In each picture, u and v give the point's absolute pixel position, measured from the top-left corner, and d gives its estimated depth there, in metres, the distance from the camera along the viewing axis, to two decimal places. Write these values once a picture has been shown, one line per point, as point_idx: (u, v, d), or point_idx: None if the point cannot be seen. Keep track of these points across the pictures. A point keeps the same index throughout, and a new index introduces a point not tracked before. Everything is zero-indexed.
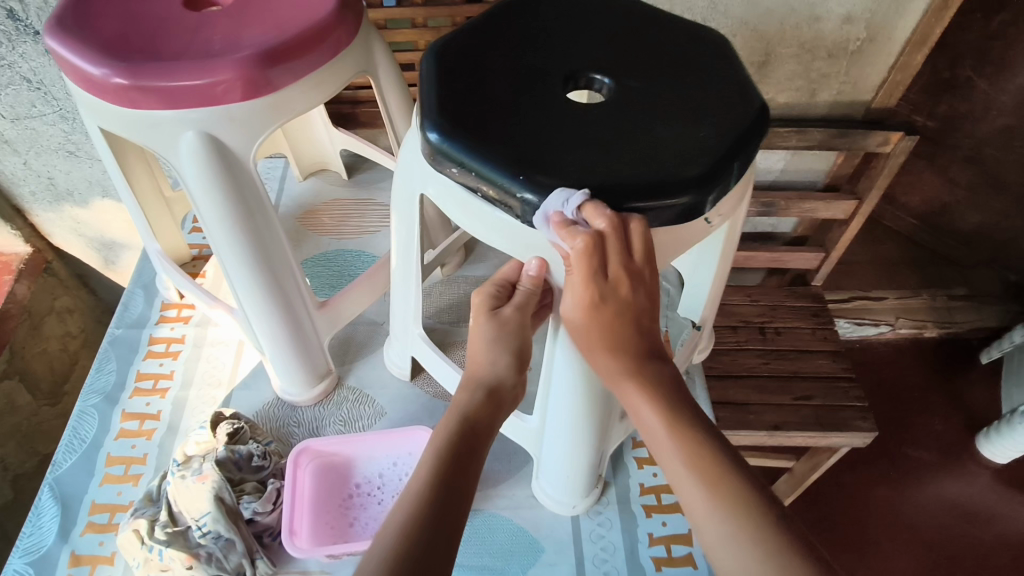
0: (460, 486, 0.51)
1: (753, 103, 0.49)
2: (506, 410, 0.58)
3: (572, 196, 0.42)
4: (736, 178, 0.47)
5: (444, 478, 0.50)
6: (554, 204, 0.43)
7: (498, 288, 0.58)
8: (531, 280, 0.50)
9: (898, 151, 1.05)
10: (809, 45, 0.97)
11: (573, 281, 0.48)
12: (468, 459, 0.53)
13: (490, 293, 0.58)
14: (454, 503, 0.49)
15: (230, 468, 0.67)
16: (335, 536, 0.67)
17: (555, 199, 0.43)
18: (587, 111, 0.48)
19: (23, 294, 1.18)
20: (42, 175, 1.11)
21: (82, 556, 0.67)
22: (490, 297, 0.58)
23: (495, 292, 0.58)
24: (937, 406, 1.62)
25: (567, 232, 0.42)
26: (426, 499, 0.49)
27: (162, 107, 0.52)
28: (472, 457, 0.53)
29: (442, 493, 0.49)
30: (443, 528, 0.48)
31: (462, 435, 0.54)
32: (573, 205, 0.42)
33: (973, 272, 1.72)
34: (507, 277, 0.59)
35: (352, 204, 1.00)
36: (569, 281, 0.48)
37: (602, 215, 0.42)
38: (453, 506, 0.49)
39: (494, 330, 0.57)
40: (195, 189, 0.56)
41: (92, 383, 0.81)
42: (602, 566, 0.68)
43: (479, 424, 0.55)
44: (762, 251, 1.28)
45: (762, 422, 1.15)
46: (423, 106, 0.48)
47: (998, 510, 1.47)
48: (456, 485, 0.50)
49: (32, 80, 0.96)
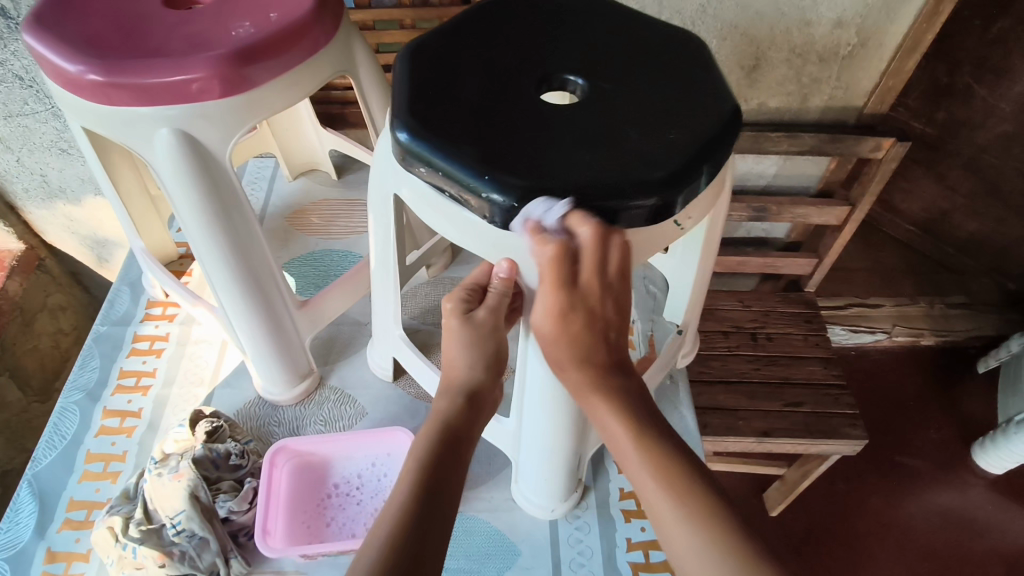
0: (442, 496, 0.50)
1: (726, 105, 0.49)
2: (485, 415, 0.58)
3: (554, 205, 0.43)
4: (706, 181, 0.47)
5: (426, 488, 0.50)
6: (537, 211, 0.43)
7: (470, 291, 0.57)
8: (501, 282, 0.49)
9: (890, 156, 1.03)
10: (800, 49, 0.97)
11: (542, 290, 0.47)
12: (450, 468, 0.52)
13: (461, 297, 0.57)
14: (436, 513, 0.49)
15: (207, 467, 0.67)
16: (311, 536, 0.67)
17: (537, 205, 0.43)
18: (559, 112, 0.48)
19: (15, 291, 1.18)
20: (34, 172, 1.12)
21: (58, 553, 0.67)
22: (461, 301, 0.57)
23: (465, 295, 0.57)
24: (933, 414, 1.61)
25: (542, 238, 0.43)
26: (408, 510, 0.48)
27: (136, 103, 0.52)
28: (453, 465, 0.53)
29: (424, 502, 0.49)
30: (427, 539, 0.47)
31: (443, 443, 0.53)
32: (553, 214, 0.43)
33: (972, 281, 1.72)
34: (478, 280, 0.58)
35: (341, 204, 1.00)
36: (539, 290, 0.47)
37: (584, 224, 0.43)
38: (435, 515, 0.49)
39: (468, 336, 0.56)
40: (171, 187, 0.56)
41: (74, 380, 0.81)
42: (579, 570, 0.67)
43: (459, 431, 0.54)
44: (755, 257, 1.28)
45: (751, 428, 1.15)
46: (394, 106, 0.48)
47: (992, 521, 1.46)
48: (439, 495, 0.50)
49: (24, 77, 0.96)
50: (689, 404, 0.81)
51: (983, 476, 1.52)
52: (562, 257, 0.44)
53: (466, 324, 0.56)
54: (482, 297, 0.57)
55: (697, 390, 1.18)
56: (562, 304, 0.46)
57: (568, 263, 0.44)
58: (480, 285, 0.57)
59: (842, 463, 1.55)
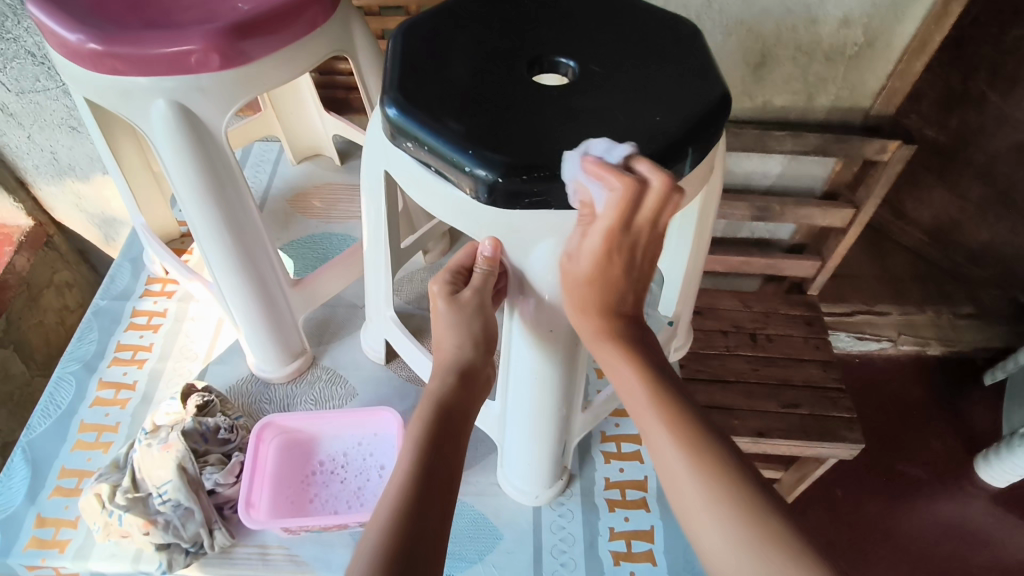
0: (439, 476, 0.49)
1: (714, 90, 0.49)
2: (478, 396, 0.57)
3: (616, 146, 0.44)
4: (691, 165, 0.47)
5: (423, 468, 0.49)
6: (597, 147, 0.43)
7: (454, 275, 0.57)
8: (486, 262, 0.50)
9: (895, 159, 1.02)
10: (807, 47, 0.96)
11: (596, 228, 0.46)
12: (447, 450, 0.51)
13: (445, 281, 0.57)
14: (434, 496, 0.48)
15: (195, 439, 0.67)
16: (294, 510, 0.68)
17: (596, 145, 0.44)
18: (546, 92, 0.48)
19: (22, 266, 1.20)
20: (45, 150, 1.13)
21: (48, 518, 0.68)
22: (446, 285, 0.57)
23: (449, 280, 0.57)
24: (937, 424, 1.58)
25: (611, 172, 0.43)
26: (407, 493, 0.47)
27: (135, 74, 0.53)
28: (449, 446, 0.52)
29: (422, 484, 0.48)
30: (428, 522, 0.46)
31: (438, 424, 0.53)
32: (616, 153, 0.43)
33: (981, 290, 1.68)
34: (462, 264, 0.58)
35: (343, 188, 1.01)
36: (592, 227, 0.46)
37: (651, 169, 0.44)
38: (435, 499, 0.48)
39: (454, 315, 0.56)
40: (167, 159, 0.57)
41: (72, 352, 0.83)
42: (560, 557, 0.67)
43: (451, 410, 0.54)
44: (758, 257, 1.27)
45: (746, 429, 1.14)
46: (385, 83, 0.49)
47: (993, 534, 1.43)
48: (436, 477, 0.49)
49: (36, 54, 0.98)
50: None
51: (985, 489, 1.49)
52: (634, 195, 0.44)
53: (455, 307, 0.56)
54: (468, 279, 0.58)
55: (694, 388, 1.18)
56: (605, 245, 0.46)
57: (632, 205, 0.45)
58: (466, 269, 0.58)
59: (842, 469, 1.53)
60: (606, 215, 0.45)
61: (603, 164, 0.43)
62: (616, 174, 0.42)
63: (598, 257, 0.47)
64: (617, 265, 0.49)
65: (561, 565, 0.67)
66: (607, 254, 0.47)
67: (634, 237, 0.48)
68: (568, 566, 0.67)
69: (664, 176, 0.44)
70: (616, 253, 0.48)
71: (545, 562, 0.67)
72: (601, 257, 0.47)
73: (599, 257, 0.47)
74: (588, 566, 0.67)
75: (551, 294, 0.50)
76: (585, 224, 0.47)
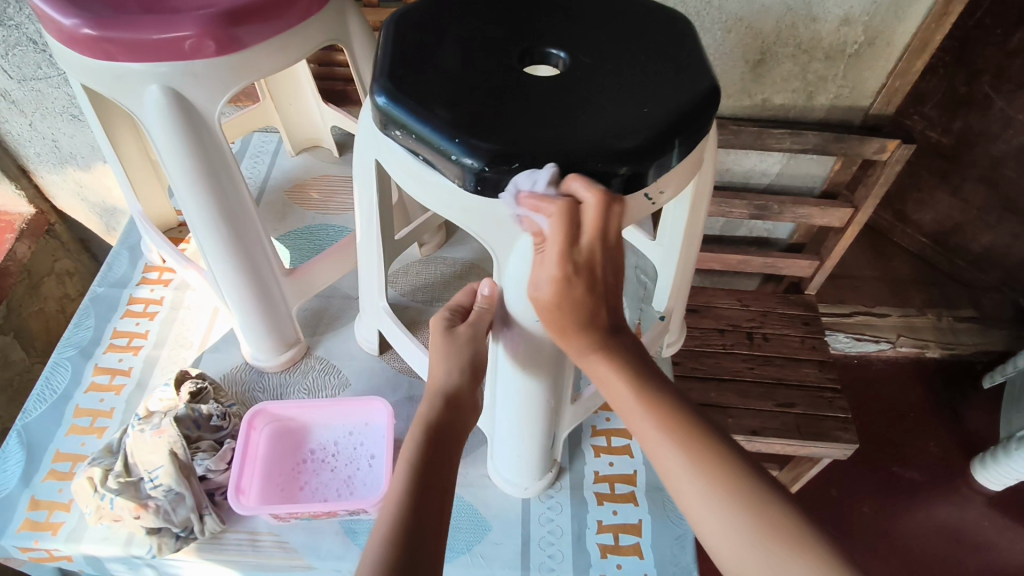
0: (435, 487, 0.51)
1: (702, 82, 0.49)
2: (467, 416, 0.58)
3: (540, 171, 0.43)
4: (678, 156, 0.47)
5: (418, 479, 0.50)
6: (524, 180, 0.43)
7: (451, 311, 0.59)
8: (485, 299, 0.58)
9: (894, 159, 1.01)
10: (806, 46, 0.96)
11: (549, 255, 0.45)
12: (443, 464, 0.53)
13: (443, 316, 0.60)
14: (432, 506, 0.49)
15: (188, 425, 0.68)
16: (285, 497, 0.68)
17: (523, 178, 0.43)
18: (536, 82, 0.49)
19: (23, 254, 1.20)
20: (46, 138, 1.14)
21: (41, 501, 0.68)
22: (443, 320, 0.60)
23: (447, 315, 0.60)
24: (935, 427, 1.58)
25: (543, 201, 0.43)
26: (404, 504, 0.49)
27: (130, 59, 0.53)
28: (442, 460, 0.53)
29: (417, 494, 0.49)
30: (424, 532, 0.47)
31: (431, 439, 0.54)
32: (543, 179, 0.42)
33: (983, 295, 1.69)
34: (461, 303, 0.61)
35: (340, 180, 1.01)
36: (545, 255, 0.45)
37: (584, 187, 0.42)
38: (431, 514, 0.49)
39: (447, 347, 0.58)
40: (160, 145, 0.57)
41: (69, 337, 0.83)
42: (548, 548, 0.68)
43: (441, 427, 0.55)
44: (756, 256, 1.27)
45: (741, 427, 1.14)
46: (375, 70, 0.49)
47: (990, 537, 1.42)
48: (432, 489, 0.50)
49: (37, 41, 0.98)
50: None
51: (981, 491, 1.48)
52: (569, 217, 0.43)
53: (447, 340, 0.58)
54: (465, 316, 0.60)
55: (690, 385, 1.18)
56: (565, 268, 0.45)
57: (572, 227, 0.43)
58: (463, 307, 0.60)
59: (838, 469, 1.53)
60: (552, 240, 0.44)
61: (542, 195, 0.43)
62: (555, 202, 0.42)
63: (557, 283, 0.46)
64: (584, 289, 0.46)
65: (548, 557, 0.67)
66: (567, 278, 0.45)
67: (590, 256, 0.46)
68: (556, 558, 0.67)
69: (598, 191, 0.43)
70: (579, 276, 0.45)
71: (532, 553, 0.67)
72: (560, 282, 0.45)
73: (558, 281, 0.45)
74: (576, 558, 0.67)
75: (534, 323, 0.53)
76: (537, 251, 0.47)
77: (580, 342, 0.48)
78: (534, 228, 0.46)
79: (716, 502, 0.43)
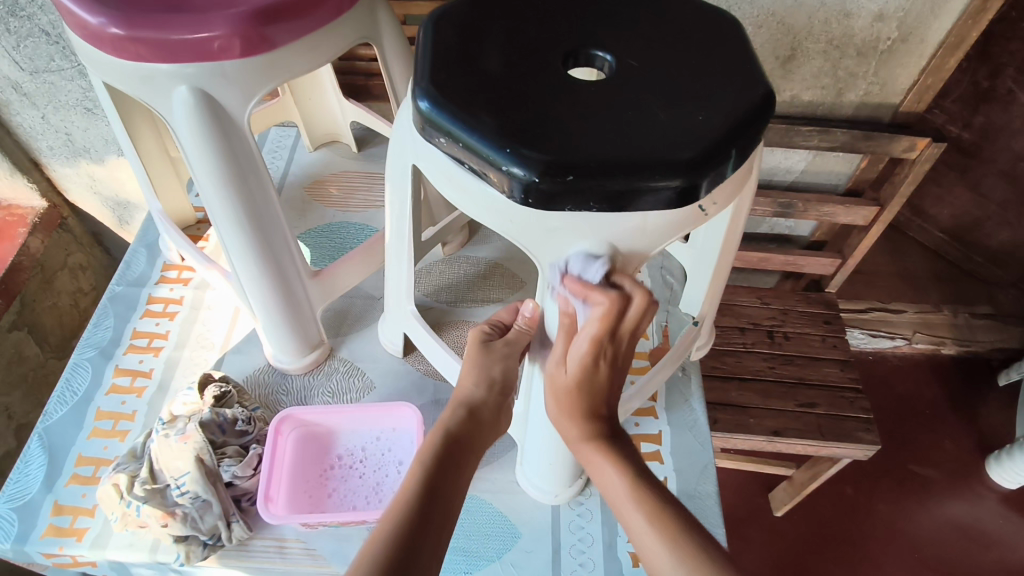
0: (442, 495, 0.50)
1: (756, 88, 0.47)
2: (487, 430, 0.57)
3: (594, 262, 0.46)
4: (733, 166, 0.45)
5: (426, 488, 0.49)
6: (572, 262, 0.47)
7: (491, 324, 0.59)
8: (527, 321, 0.58)
9: (924, 157, 0.99)
10: (838, 42, 0.94)
11: (583, 337, 0.49)
12: (454, 475, 0.52)
13: (481, 328, 0.59)
14: (435, 515, 0.48)
15: (213, 430, 0.67)
16: (312, 505, 0.67)
17: (575, 261, 0.47)
18: (584, 86, 0.47)
19: (36, 248, 1.19)
20: (59, 130, 1.12)
21: (64, 506, 0.67)
22: (481, 333, 0.59)
23: (486, 329, 0.59)
24: (951, 424, 1.54)
25: (592, 291, 0.46)
26: (409, 507, 0.48)
27: (159, 60, 0.52)
28: (455, 471, 0.52)
29: (424, 502, 0.48)
30: (427, 539, 0.46)
31: (443, 450, 0.53)
32: (593, 269, 0.46)
33: (999, 291, 1.66)
34: (502, 319, 0.61)
35: (361, 176, 0.99)
36: (580, 334, 0.49)
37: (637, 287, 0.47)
38: (437, 517, 0.48)
39: (479, 358, 0.57)
40: (189, 148, 0.55)
41: (88, 338, 0.82)
42: (579, 557, 0.67)
43: (459, 441, 0.54)
44: (778, 254, 1.25)
45: (762, 427, 1.12)
46: (416, 74, 0.47)
47: (1005, 536, 1.38)
48: (441, 493, 0.50)
49: (51, 33, 0.96)
50: (700, 398, 0.81)
51: (997, 491, 1.45)
52: (615, 312, 0.46)
53: (481, 351, 0.58)
54: (503, 333, 0.60)
55: (709, 385, 1.16)
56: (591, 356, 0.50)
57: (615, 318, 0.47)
58: (503, 323, 0.60)
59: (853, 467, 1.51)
60: (587, 327, 0.48)
61: (580, 284, 0.47)
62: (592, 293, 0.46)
63: (583, 360, 0.50)
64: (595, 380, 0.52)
65: (579, 565, 0.66)
66: (582, 368, 0.51)
67: (618, 342, 0.50)
68: (587, 566, 0.66)
69: (642, 291, 0.47)
70: (602, 362, 0.51)
71: (563, 562, 0.66)
72: (587, 363, 0.51)
73: (586, 362, 0.50)
74: (607, 567, 0.66)
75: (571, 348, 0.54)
76: (569, 333, 0.51)
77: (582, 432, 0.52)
78: (568, 309, 0.49)
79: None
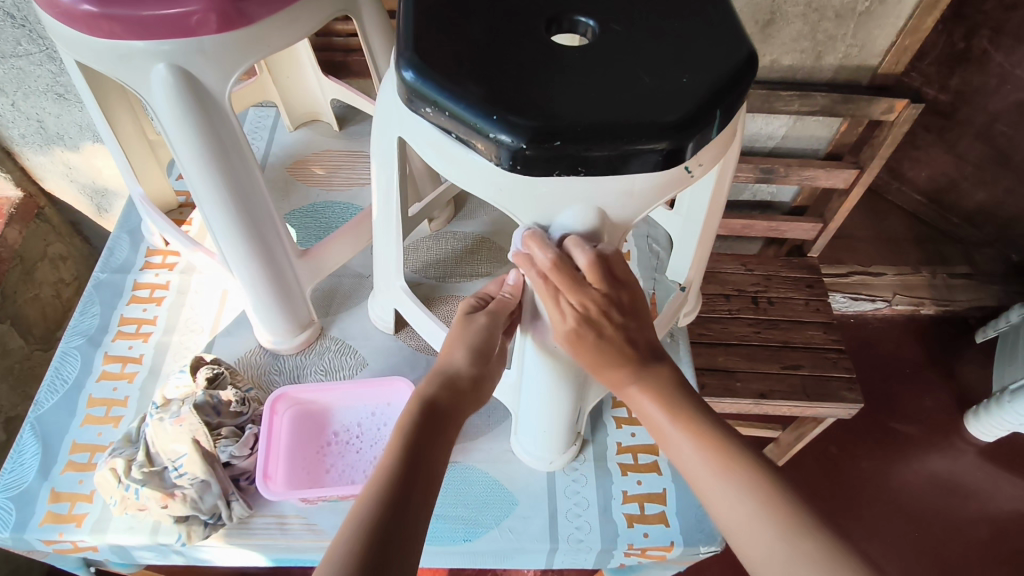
0: (428, 462, 0.50)
1: (740, 49, 0.48)
2: (468, 397, 0.57)
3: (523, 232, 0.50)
4: (718, 129, 0.46)
5: (411, 456, 0.50)
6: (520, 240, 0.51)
7: (477, 298, 0.61)
8: (511, 288, 0.61)
9: (902, 119, 1.00)
10: (816, 4, 0.94)
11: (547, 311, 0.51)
12: (436, 443, 0.52)
13: (469, 302, 0.61)
14: (420, 480, 0.49)
15: (208, 412, 0.67)
16: (312, 481, 0.68)
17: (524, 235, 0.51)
18: (569, 52, 0.47)
19: (14, 239, 1.17)
20: (31, 118, 1.10)
21: (62, 493, 0.68)
22: (469, 305, 0.61)
23: (472, 302, 0.61)
24: (932, 382, 1.57)
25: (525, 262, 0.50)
26: (395, 473, 0.48)
27: (133, 37, 0.51)
28: (435, 438, 0.52)
29: (409, 464, 0.49)
30: (413, 502, 0.47)
31: (425, 418, 0.53)
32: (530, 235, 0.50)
33: (976, 251, 1.69)
34: (488, 291, 0.62)
35: (343, 154, 0.99)
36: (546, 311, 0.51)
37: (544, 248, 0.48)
38: (425, 482, 0.49)
39: (463, 330, 0.59)
40: (169, 128, 0.55)
41: (75, 326, 0.81)
42: (575, 520, 0.68)
43: (438, 408, 0.54)
44: (761, 220, 1.26)
45: (749, 390, 1.14)
46: (400, 44, 0.47)
47: (984, 487, 1.43)
48: (425, 459, 0.50)
49: (16, 16, 0.94)
50: (689, 362, 0.82)
51: (975, 444, 1.48)
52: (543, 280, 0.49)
53: (463, 324, 0.59)
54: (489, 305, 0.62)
55: (697, 350, 1.18)
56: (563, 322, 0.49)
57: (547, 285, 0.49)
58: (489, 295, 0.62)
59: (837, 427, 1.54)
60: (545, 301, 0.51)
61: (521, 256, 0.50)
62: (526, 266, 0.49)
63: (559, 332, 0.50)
64: (596, 336, 0.49)
65: (576, 529, 0.68)
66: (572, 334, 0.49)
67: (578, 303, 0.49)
68: (583, 530, 0.68)
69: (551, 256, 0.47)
70: (589, 322, 0.49)
71: (560, 526, 0.68)
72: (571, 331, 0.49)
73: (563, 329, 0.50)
74: (604, 529, 0.68)
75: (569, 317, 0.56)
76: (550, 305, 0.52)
77: (616, 378, 0.50)
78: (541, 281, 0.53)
79: (760, 521, 0.44)
